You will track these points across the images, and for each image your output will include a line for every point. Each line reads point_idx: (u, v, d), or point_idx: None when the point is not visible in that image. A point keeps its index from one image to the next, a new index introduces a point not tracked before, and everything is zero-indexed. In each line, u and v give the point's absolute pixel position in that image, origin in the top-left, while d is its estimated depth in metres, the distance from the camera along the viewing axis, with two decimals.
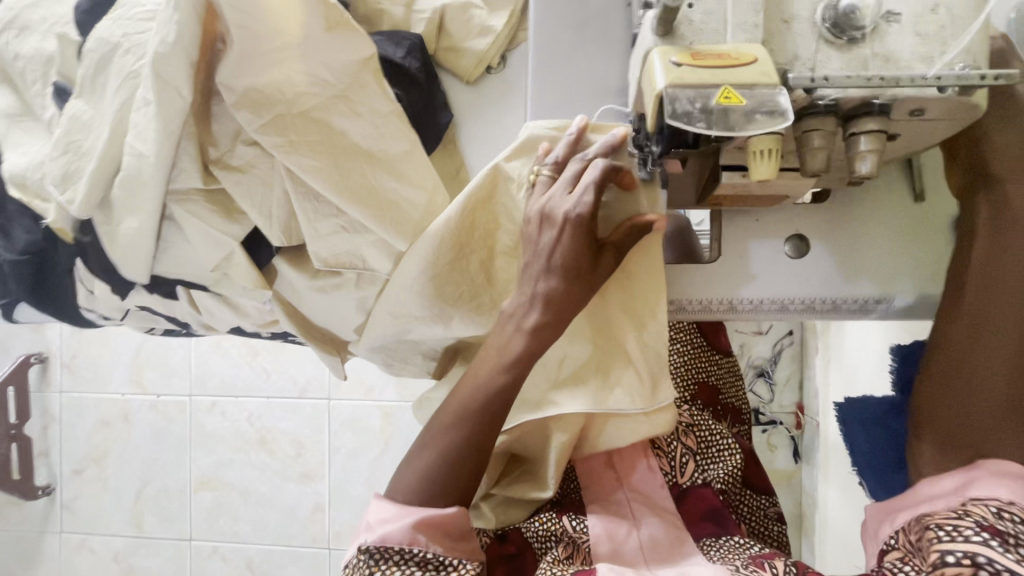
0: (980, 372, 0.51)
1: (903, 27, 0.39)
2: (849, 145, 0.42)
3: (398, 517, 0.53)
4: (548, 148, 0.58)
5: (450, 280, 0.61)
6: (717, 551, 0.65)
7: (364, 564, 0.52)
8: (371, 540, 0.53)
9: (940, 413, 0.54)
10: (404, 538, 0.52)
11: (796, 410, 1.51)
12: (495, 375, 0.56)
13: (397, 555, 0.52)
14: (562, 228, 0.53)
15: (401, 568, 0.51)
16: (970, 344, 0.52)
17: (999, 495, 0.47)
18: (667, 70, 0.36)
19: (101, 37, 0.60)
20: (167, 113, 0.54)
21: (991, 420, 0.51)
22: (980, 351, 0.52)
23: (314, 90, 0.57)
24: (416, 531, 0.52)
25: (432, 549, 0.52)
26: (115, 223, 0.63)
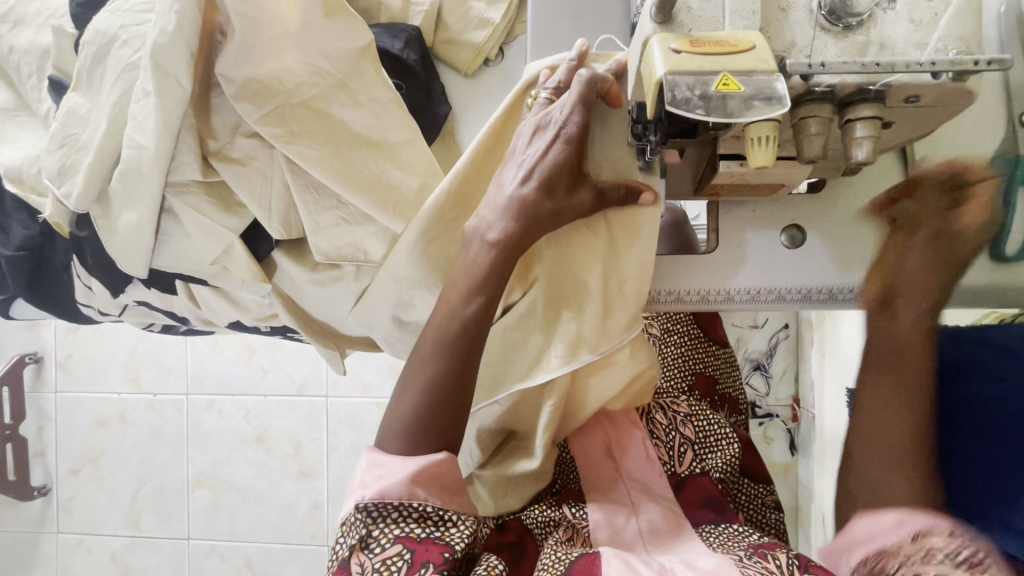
0: (885, 440, 0.57)
1: (897, 14, 0.40)
2: (846, 132, 0.42)
3: (393, 470, 0.52)
4: (549, 75, 0.56)
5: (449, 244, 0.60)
6: (716, 538, 0.65)
7: (360, 521, 0.51)
8: (369, 496, 0.51)
9: (862, 488, 0.58)
10: (403, 493, 0.51)
11: (792, 402, 1.52)
12: (465, 300, 0.55)
13: (395, 510, 0.51)
14: (553, 140, 0.53)
15: (400, 524, 0.51)
16: (875, 418, 0.58)
17: (887, 519, 0.55)
18: (667, 58, 0.37)
19: (98, 29, 0.60)
20: (166, 104, 0.54)
21: (890, 489, 0.56)
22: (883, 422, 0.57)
23: (313, 80, 0.58)
24: (414, 485, 0.51)
25: (430, 503, 0.51)
26: (114, 216, 0.63)
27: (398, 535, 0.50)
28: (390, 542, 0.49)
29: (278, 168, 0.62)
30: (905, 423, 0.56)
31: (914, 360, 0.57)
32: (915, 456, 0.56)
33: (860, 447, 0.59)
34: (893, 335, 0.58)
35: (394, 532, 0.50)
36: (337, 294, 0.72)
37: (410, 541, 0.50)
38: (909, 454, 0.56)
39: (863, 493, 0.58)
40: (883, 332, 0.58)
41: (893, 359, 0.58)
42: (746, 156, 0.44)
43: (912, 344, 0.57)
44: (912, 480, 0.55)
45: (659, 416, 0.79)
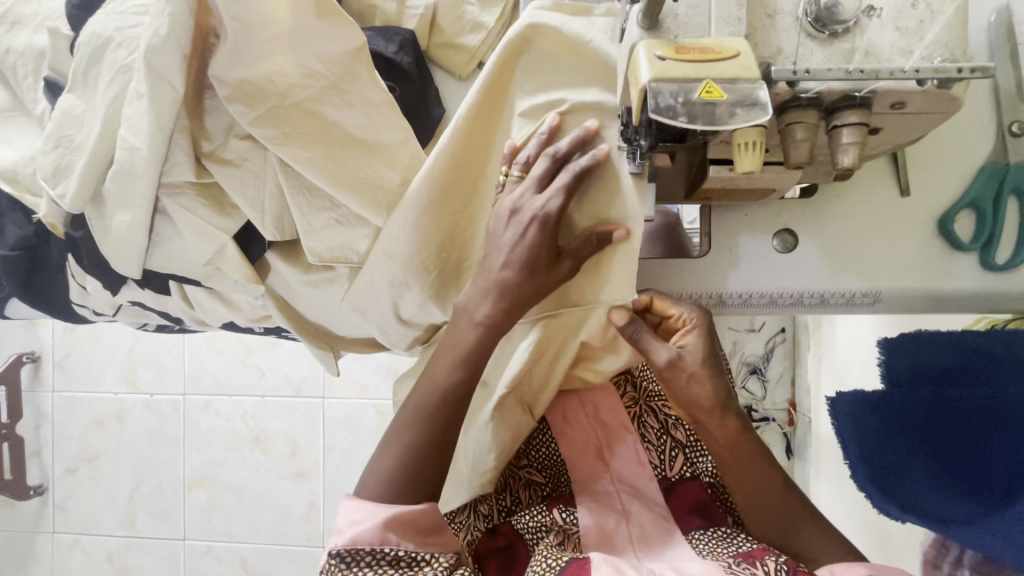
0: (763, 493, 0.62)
1: (884, 21, 0.40)
2: (832, 137, 0.43)
3: (366, 517, 0.52)
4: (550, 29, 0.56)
5: (442, 217, 0.60)
6: (705, 544, 0.66)
7: (334, 568, 0.51)
8: (341, 542, 0.51)
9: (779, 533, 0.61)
10: (375, 539, 0.51)
11: (788, 406, 1.52)
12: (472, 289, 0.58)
13: (368, 556, 0.51)
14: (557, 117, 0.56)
15: (373, 568, 0.50)
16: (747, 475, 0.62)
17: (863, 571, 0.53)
18: (652, 64, 0.37)
19: (93, 31, 0.60)
20: (159, 106, 0.54)
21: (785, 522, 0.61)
22: (752, 479, 0.62)
23: (306, 82, 0.58)
24: (386, 530, 0.51)
25: (403, 547, 0.51)
26: (108, 217, 0.63)
27: None
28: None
29: (271, 169, 0.62)
30: (764, 466, 0.62)
31: (716, 425, 0.62)
32: (780, 493, 0.62)
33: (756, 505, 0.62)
34: (714, 442, 0.62)
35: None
36: (329, 295, 0.72)
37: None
38: (779, 494, 0.62)
39: (771, 527, 0.62)
40: (686, 387, 0.62)
41: (735, 455, 0.62)
42: (733, 161, 0.44)
43: (738, 439, 0.62)
44: (820, 535, 0.60)
45: (650, 420, 0.79)
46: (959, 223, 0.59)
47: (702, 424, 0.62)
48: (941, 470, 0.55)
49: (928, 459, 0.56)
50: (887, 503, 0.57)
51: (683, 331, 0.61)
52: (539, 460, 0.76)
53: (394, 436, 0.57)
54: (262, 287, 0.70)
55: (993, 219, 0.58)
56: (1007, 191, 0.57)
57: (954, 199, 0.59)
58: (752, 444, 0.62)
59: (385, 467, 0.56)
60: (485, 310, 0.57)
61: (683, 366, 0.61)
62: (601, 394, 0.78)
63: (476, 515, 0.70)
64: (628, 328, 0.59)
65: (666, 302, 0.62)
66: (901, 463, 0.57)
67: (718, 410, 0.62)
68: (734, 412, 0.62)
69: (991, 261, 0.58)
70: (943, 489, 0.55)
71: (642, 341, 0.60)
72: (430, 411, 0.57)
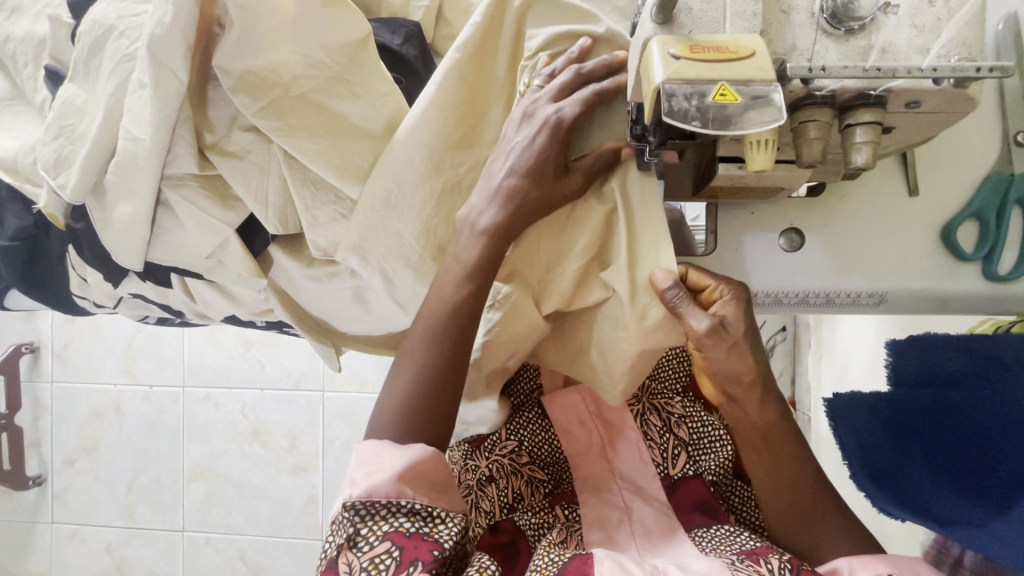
0: (791, 474, 0.63)
1: (901, 18, 0.39)
2: (845, 137, 0.42)
3: (381, 466, 0.51)
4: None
5: (461, 89, 0.58)
6: (708, 541, 0.65)
7: (348, 520, 0.49)
8: (356, 493, 0.50)
9: (805, 529, 0.62)
10: (390, 492, 0.49)
11: (788, 404, 1.52)
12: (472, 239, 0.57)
13: (383, 508, 0.49)
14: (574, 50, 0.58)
15: (386, 522, 0.49)
16: (773, 464, 0.63)
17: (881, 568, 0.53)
18: (666, 64, 0.36)
19: (95, 19, 0.59)
20: (163, 96, 0.53)
21: (814, 507, 0.62)
22: (782, 465, 0.63)
23: (310, 73, 0.57)
24: (403, 484, 0.49)
25: (419, 501, 0.50)
26: (109, 208, 0.62)
27: (387, 532, 0.48)
28: (379, 539, 0.48)
29: (275, 162, 0.61)
30: (794, 443, 0.64)
31: (753, 406, 0.63)
32: (808, 477, 0.63)
33: (781, 494, 0.63)
34: (749, 420, 0.64)
35: (383, 529, 0.49)
36: (333, 289, 0.72)
37: (399, 537, 0.48)
38: (807, 479, 0.63)
39: (791, 519, 0.63)
40: (723, 359, 0.60)
41: (767, 436, 0.64)
42: (744, 159, 0.43)
43: (774, 422, 0.64)
44: (840, 522, 0.61)
45: (653, 417, 0.79)
46: (962, 233, 0.59)
47: (738, 403, 0.64)
48: (942, 474, 0.55)
49: (927, 463, 0.56)
50: (887, 503, 0.58)
51: (721, 301, 0.58)
52: (542, 458, 0.77)
53: (407, 364, 0.57)
54: (265, 281, 0.69)
55: (997, 229, 0.57)
56: (1010, 202, 0.57)
57: (958, 208, 0.59)
58: (786, 429, 0.64)
59: (399, 394, 0.55)
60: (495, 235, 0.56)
61: (724, 337, 0.59)
62: None
63: (479, 511, 0.71)
64: (670, 293, 0.54)
65: (701, 273, 0.59)
66: (900, 464, 0.57)
67: (756, 385, 0.62)
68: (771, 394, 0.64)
69: (992, 272, 0.58)
70: (942, 491, 0.54)
71: (683, 309, 0.55)
72: (439, 332, 0.56)
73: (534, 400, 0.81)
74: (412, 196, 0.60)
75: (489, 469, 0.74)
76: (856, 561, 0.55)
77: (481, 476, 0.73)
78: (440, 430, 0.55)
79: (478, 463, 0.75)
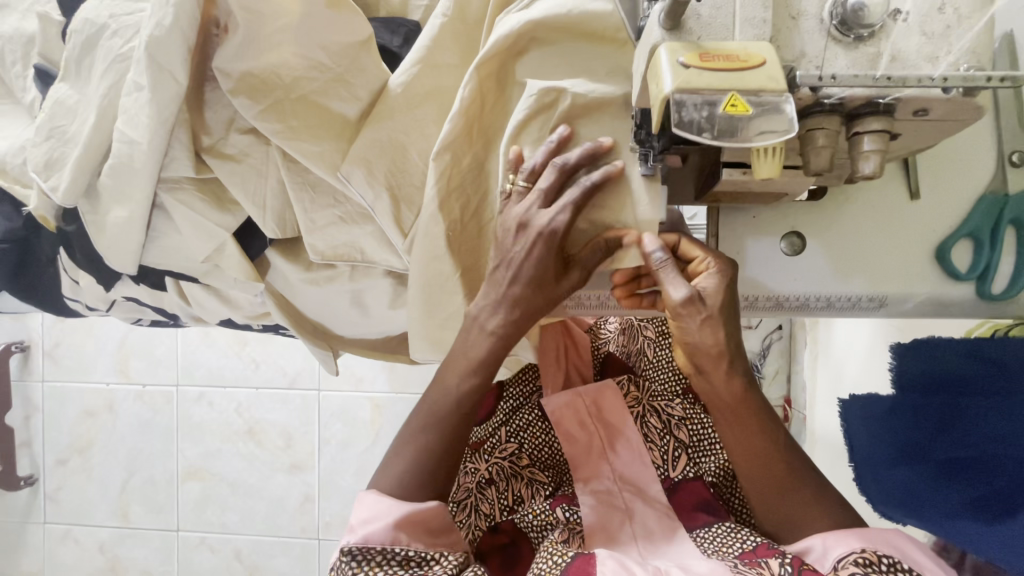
0: (763, 435, 0.57)
1: (910, 26, 0.39)
2: (852, 145, 0.42)
3: (378, 515, 0.52)
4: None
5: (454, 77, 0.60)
6: (711, 543, 0.65)
7: (347, 565, 0.51)
8: (354, 540, 0.52)
9: (805, 507, 0.57)
10: (386, 538, 0.51)
11: (783, 402, 1.53)
12: None
13: (379, 555, 0.51)
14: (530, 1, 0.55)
15: (384, 569, 0.50)
16: (745, 432, 0.56)
17: (855, 544, 0.52)
18: (674, 72, 0.35)
19: (87, 17, 0.58)
20: (160, 98, 0.52)
21: (784, 475, 0.57)
22: (754, 433, 0.57)
23: (311, 74, 0.56)
24: (398, 530, 0.51)
25: (413, 547, 0.52)
26: (102, 212, 0.61)
27: None
28: None
29: (273, 165, 0.60)
30: (760, 424, 0.57)
31: (720, 376, 0.55)
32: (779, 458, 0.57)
33: (761, 456, 0.57)
34: (718, 397, 0.56)
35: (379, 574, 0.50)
36: (332, 293, 0.71)
37: None
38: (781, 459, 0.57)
39: (766, 487, 0.57)
40: (696, 331, 0.53)
41: (735, 414, 0.56)
42: (750, 165, 0.43)
43: (743, 398, 0.56)
44: (812, 501, 0.57)
45: (653, 420, 0.80)
46: (956, 251, 0.59)
47: (706, 375, 0.55)
48: (944, 478, 0.55)
49: (931, 469, 0.56)
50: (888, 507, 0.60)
51: (704, 273, 0.54)
52: (542, 460, 0.80)
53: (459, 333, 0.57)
54: (261, 285, 0.68)
55: (990, 250, 0.58)
56: (1005, 221, 0.57)
57: (955, 227, 0.59)
58: (758, 409, 0.57)
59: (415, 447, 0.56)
60: (490, 301, 0.55)
61: (700, 308, 0.52)
62: (605, 393, 0.83)
63: (478, 513, 0.73)
64: (655, 255, 0.51)
65: (692, 244, 0.57)
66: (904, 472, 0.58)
67: (725, 360, 0.54)
68: (741, 361, 0.55)
69: (984, 291, 0.58)
70: (940, 494, 0.55)
71: (658, 270, 0.52)
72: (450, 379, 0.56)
73: (532, 402, 0.84)
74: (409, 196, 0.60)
75: (488, 472, 0.77)
76: (830, 538, 0.54)
77: (480, 480, 0.76)
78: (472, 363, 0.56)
79: (478, 466, 0.78)
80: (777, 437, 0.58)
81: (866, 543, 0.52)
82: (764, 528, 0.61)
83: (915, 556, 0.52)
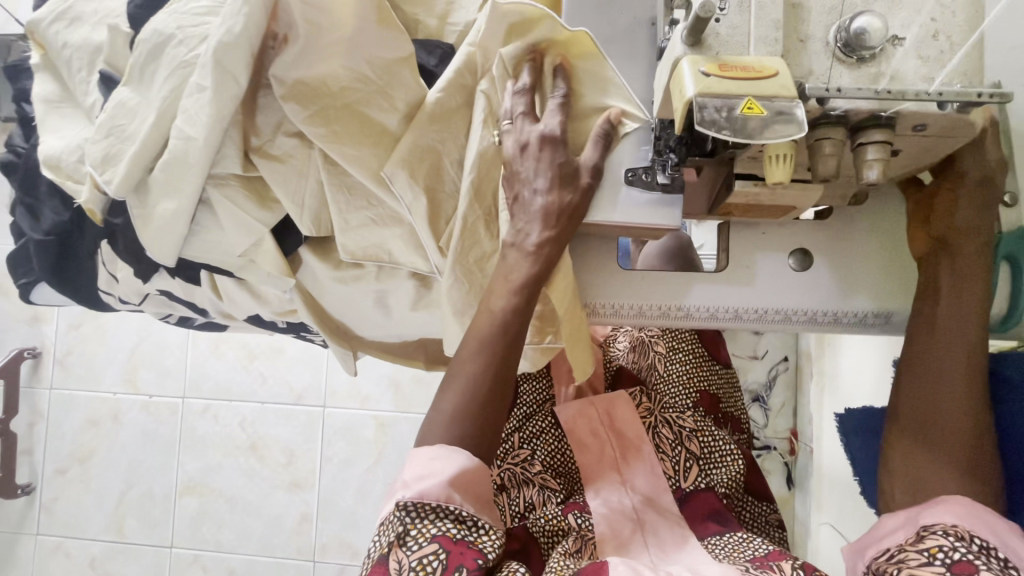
0: (955, 350, 0.56)
1: (906, 50, 0.43)
2: (857, 154, 0.45)
3: (432, 471, 0.51)
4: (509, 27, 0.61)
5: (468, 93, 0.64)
6: (721, 549, 0.66)
7: (398, 520, 0.50)
8: (408, 495, 0.51)
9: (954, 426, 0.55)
10: (441, 496, 0.50)
11: (790, 435, 1.53)
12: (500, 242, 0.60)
13: (432, 511, 0.50)
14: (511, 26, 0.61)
15: (436, 523, 0.50)
16: (938, 342, 0.57)
17: (945, 519, 0.50)
18: (696, 80, 0.39)
19: (156, 28, 0.63)
20: (221, 99, 0.57)
21: (960, 394, 0.55)
22: (944, 348, 0.56)
23: (356, 85, 0.62)
24: (453, 490, 0.50)
25: (465, 508, 0.51)
26: (151, 206, 0.65)
27: (435, 534, 0.50)
28: (427, 541, 0.49)
29: (314, 167, 0.64)
30: (968, 406, 0.55)
31: (951, 260, 0.57)
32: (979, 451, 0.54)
33: (937, 366, 0.57)
34: (939, 294, 0.57)
35: (431, 531, 0.50)
36: (357, 293, 0.74)
37: (447, 541, 0.50)
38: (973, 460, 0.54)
39: (925, 395, 0.57)
40: (958, 216, 0.56)
41: (940, 321, 0.57)
42: (763, 173, 0.46)
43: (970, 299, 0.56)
44: (966, 410, 0.55)
45: (664, 430, 0.81)
46: None
47: (944, 255, 0.58)
48: None
49: None
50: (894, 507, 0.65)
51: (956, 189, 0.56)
52: (555, 467, 0.80)
53: (486, 303, 0.58)
54: (293, 281, 0.72)
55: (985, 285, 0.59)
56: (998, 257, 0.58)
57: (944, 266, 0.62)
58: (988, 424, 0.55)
59: (466, 380, 0.55)
60: (523, 220, 0.59)
61: (955, 198, 0.56)
62: (617, 403, 0.84)
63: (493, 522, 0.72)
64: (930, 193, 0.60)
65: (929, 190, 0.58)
66: None
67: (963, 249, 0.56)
68: (983, 258, 0.56)
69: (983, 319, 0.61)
70: None
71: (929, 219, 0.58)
72: (492, 346, 0.56)
73: (544, 409, 0.85)
74: (439, 199, 0.64)
75: (500, 477, 0.78)
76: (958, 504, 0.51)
77: (493, 485, 0.77)
78: (516, 339, 0.57)
79: (489, 471, 0.79)
80: (976, 357, 0.56)
81: (963, 523, 0.50)
82: (912, 439, 0.57)
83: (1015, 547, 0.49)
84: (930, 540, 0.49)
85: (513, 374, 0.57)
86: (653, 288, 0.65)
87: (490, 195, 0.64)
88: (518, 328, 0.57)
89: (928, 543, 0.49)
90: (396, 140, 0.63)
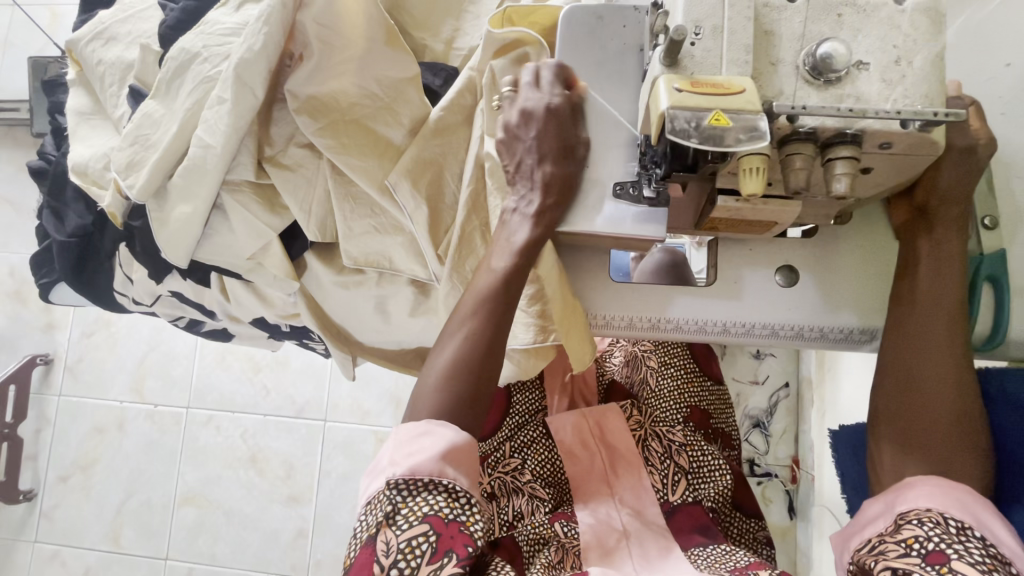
0: (941, 334, 0.56)
1: (870, 73, 0.47)
2: (826, 168, 0.48)
3: (421, 448, 0.52)
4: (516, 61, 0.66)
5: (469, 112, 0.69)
6: (704, 559, 0.68)
7: (389, 499, 0.51)
8: (399, 472, 0.52)
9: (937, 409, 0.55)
10: (433, 470, 0.52)
11: (791, 463, 1.51)
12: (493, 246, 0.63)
13: (425, 485, 0.52)
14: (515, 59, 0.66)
15: (428, 497, 0.51)
16: (921, 325, 0.57)
17: (922, 505, 0.51)
18: (670, 95, 0.43)
19: (183, 47, 0.69)
20: (239, 110, 0.62)
21: (943, 375, 0.56)
22: (930, 330, 0.57)
23: (364, 101, 0.66)
24: (446, 464, 0.52)
25: (458, 482, 0.53)
26: (168, 209, 0.69)
27: (427, 514, 0.51)
28: (418, 520, 0.50)
29: (322, 176, 0.68)
30: (953, 387, 0.55)
31: (929, 242, 0.58)
32: (968, 455, 0.54)
33: (920, 348, 0.57)
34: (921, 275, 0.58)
35: (423, 510, 0.51)
36: (358, 298, 0.77)
37: (439, 522, 0.50)
38: (961, 456, 0.54)
39: (912, 376, 0.57)
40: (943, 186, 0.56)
41: (924, 303, 0.57)
42: (739, 185, 0.49)
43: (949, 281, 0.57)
44: (952, 390, 0.55)
45: (654, 444, 0.82)
46: None
47: (927, 236, 0.58)
48: None
49: None
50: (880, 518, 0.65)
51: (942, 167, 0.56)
52: (544, 477, 0.81)
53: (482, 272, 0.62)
54: (297, 284, 0.75)
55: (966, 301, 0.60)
56: (980, 275, 0.60)
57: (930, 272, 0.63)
58: (974, 423, 0.55)
59: (456, 344, 0.58)
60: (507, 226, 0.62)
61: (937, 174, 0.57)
62: (608, 416, 0.85)
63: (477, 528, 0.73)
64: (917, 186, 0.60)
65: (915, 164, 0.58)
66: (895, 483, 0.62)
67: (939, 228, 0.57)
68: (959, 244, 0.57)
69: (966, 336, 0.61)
70: None
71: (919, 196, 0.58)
72: (480, 314, 0.59)
73: (536, 419, 0.87)
74: (438, 208, 0.68)
75: (490, 486, 0.79)
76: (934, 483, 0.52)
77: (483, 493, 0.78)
78: (505, 310, 0.60)
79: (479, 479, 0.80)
80: (960, 342, 0.56)
81: (941, 507, 0.50)
82: (898, 421, 0.57)
83: (995, 529, 0.49)
84: (907, 532, 0.50)
85: (502, 343, 0.59)
86: (641, 302, 0.67)
87: (486, 206, 0.68)
88: (505, 298, 0.60)
89: (904, 534, 0.50)
90: (399, 152, 0.67)
